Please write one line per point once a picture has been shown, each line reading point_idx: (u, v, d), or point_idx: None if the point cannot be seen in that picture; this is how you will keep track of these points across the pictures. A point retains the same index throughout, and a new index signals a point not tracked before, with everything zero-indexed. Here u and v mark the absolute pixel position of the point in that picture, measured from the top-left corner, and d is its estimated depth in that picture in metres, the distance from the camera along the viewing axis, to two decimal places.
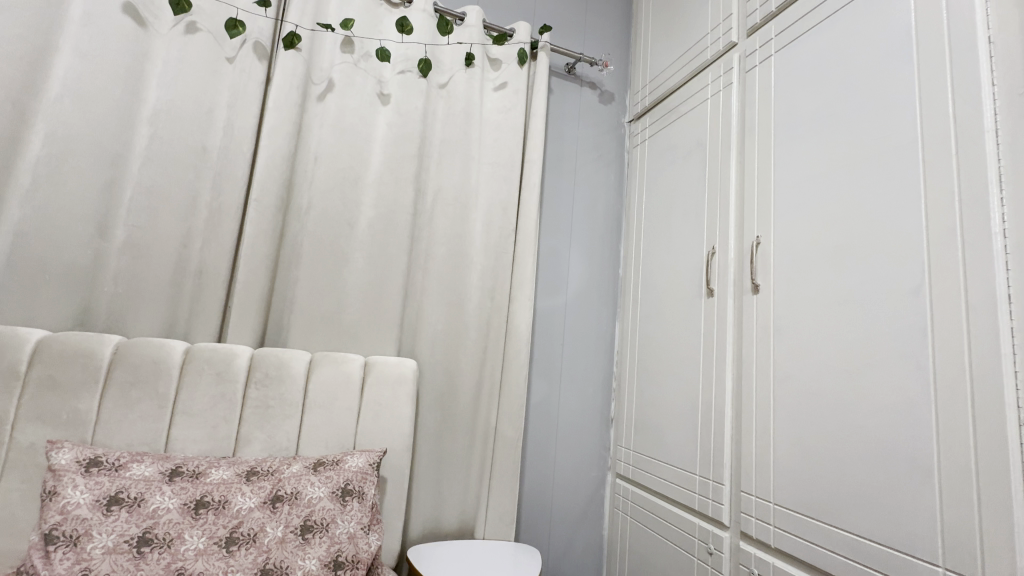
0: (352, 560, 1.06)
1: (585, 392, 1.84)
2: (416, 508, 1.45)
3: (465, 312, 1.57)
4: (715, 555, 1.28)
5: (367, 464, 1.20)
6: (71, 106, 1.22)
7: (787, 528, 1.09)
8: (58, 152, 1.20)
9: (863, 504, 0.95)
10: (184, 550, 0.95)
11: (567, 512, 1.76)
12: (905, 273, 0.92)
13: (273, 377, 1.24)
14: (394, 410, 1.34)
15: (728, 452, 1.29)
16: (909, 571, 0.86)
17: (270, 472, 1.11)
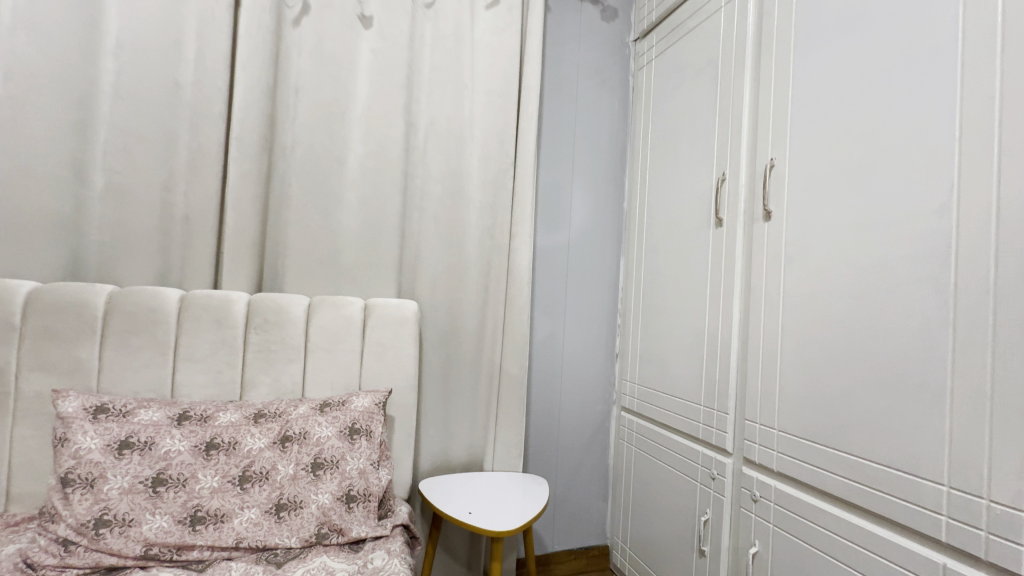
0: (365, 493, 1.09)
1: (589, 329, 1.84)
2: (426, 444, 1.49)
3: (465, 251, 1.53)
4: (718, 480, 1.31)
5: (373, 403, 1.21)
6: (27, 39, 1.13)
7: (791, 453, 1.11)
8: (22, 92, 1.12)
9: (869, 428, 0.94)
10: (199, 489, 0.98)
11: (574, 444, 1.81)
12: (932, 191, 0.86)
13: (273, 321, 1.23)
14: (398, 351, 1.34)
15: (733, 382, 1.29)
16: (912, 490, 0.87)
17: (278, 414, 1.13)
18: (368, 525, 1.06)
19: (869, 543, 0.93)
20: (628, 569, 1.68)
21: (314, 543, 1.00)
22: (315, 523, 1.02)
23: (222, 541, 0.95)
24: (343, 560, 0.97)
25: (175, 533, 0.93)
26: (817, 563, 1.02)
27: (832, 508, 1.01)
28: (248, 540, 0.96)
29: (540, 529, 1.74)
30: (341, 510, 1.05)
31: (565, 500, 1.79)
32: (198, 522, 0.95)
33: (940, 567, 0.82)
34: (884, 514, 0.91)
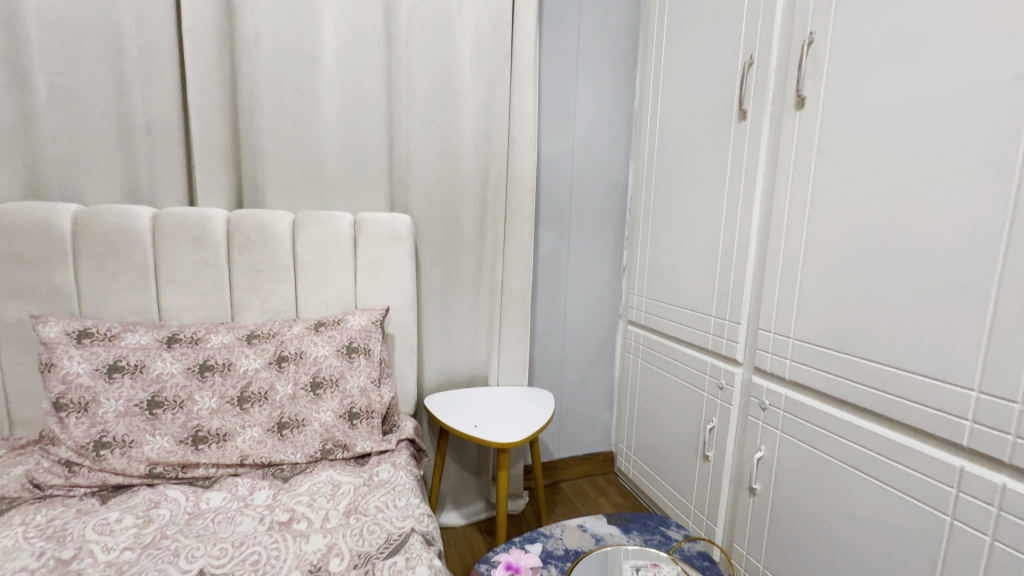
0: (367, 410, 1.07)
1: (596, 243, 1.75)
2: (429, 362, 1.47)
3: (461, 160, 1.40)
4: (725, 389, 1.30)
5: (370, 322, 1.16)
6: None
7: (805, 361, 1.07)
8: None
9: (894, 334, 0.89)
10: (197, 410, 0.96)
11: (579, 359, 1.80)
12: (1009, 57, 0.71)
13: (257, 240, 1.15)
14: (393, 268, 1.27)
15: (748, 292, 1.23)
16: (936, 396, 0.82)
17: (271, 335, 1.09)
18: (373, 440, 1.06)
19: (883, 448, 0.91)
20: (632, 473, 1.75)
21: (320, 458, 1.00)
22: (319, 440, 1.01)
23: (226, 459, 0.95)
24: (349, 472, 0.96)
25: (178, 453, 0.92)
26: (826, 467, 1.02)
27: (845, 414, 0.99)
28: (253, 457, 0.96)
29: (547, 439, 1.79)
30: (345, 427, 1.04)
31: (571, 412, 1.81)
32: (200, 441, 0.95)
33: (958, 469, 0.80)
34: (902, 419, 0.88)
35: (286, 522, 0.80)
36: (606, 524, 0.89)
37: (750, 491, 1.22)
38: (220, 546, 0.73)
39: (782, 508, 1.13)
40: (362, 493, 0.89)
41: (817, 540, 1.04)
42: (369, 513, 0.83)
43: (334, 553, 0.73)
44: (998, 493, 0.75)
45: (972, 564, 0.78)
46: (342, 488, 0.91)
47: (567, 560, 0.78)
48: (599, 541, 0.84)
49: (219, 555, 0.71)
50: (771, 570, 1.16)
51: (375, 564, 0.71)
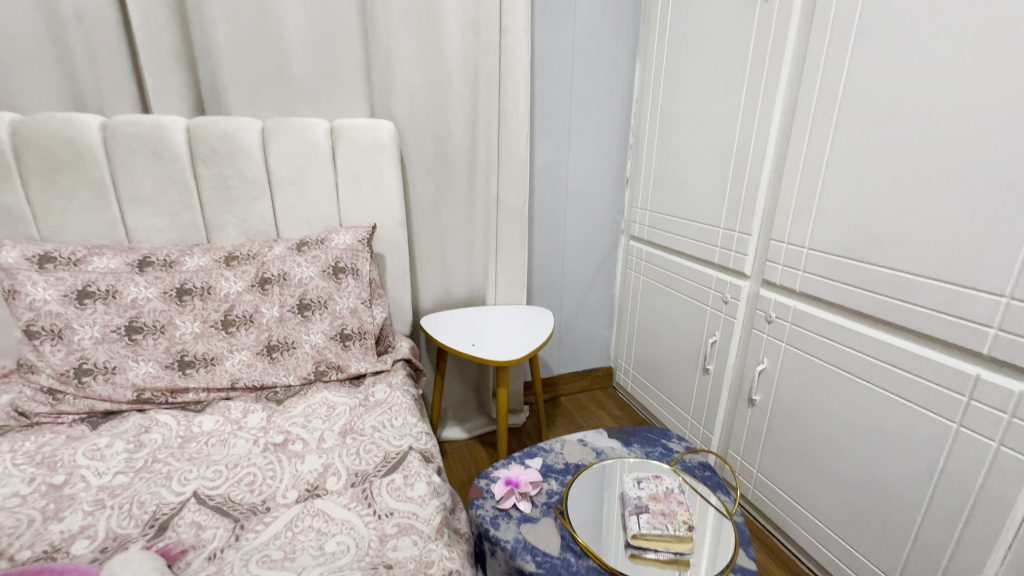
0: (359, 331, 1.03)
1: (597, 153, 1.62)
2: (424, 282, 1.41)
3: (446, 57, 1.24)
4: (730, 304, 1.26)
5: (356, 240, 1.09)
6: None
7: (819, 272, 1.01)
8: None
9: (923, 239, 0.82)
10: (180, 334, 0.92)
11: (579, 277, 1.75)
12: None
13: (223, 152, 1.03)
14: (378, 182, 1.17)
15: (762, 200, 1.14)
16: (959, 305, 0.78)
17: (251, 256, 1.02)
18: (368, 361, 1.03)
19: (893, 358, 0.88)
20: (631, 386, 1.77)
21: (314, 380, 0.98)
22: (312, 362, 0.98)
23: (216, 383, 0.92)
24: (344, 393, 0.94)
25: (165, 378, 0.89)
26: (830, 377, 1.01)
27: (856, 326, 0.95)
28: (244, 380, 0.93)
29: (546, 356, 1.79)
30: (337, 348, 1.00)
31: (571, 330, 1.80)
32: (187, 366, 0.91)
33: (973, 377, 0.77)
34: (919, 329, 0.84)
35: (281, 443, 0.79)
36: (607, 438, 0.88)
37: (749, 402, 1.23)
38: (213, 468, 0.72)
39: (781, 417, 1.14)
40: (359, 413, 0.87)
41: (815, 446, 1.05)
42: (366, 433, 0.82)
43: (330, 472, 0.72)
44: (1011, 399, 0.73)
45: (972, 467, 0.78)
46: (337, 409, 0.89)
47: (568, 474, 0.77)
48: (600, 455, 0.83)
49: (213, 477, 0.70)
50: (766, 474, 1.19)
51: (372, 482, 0.70)
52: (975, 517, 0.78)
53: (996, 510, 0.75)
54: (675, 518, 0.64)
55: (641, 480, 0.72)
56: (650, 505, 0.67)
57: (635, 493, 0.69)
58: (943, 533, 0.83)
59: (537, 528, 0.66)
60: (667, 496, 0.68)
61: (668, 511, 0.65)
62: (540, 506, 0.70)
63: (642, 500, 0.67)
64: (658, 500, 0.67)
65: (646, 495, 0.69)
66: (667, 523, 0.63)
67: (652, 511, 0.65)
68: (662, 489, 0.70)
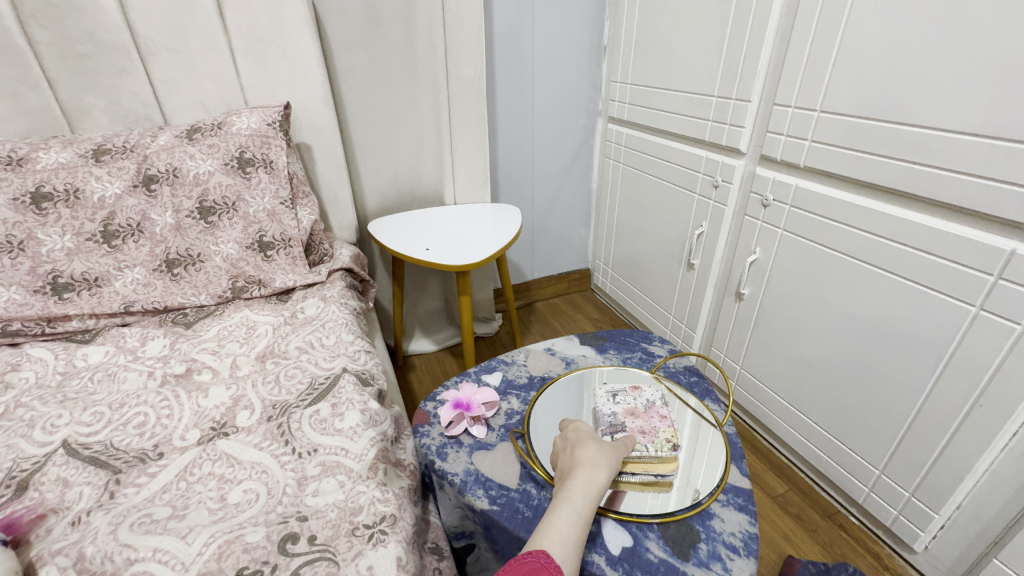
0: (282, 238, 0.86)
1: (568, 13, 1.34)
2: (368, 179, 1.21)
3: None
4: (720, 188, 1.10)
5: (264, 124, 0.87)
6: None
7: (830, 139, 0.84)
8: None
9: (970, 83, 0.65)
10: (47, 252, 0.73)
11: (551, 169, 1.55)
12: None
13: (60, 4, 0.76)
14: (288, 48, 0.92)
15: (766, 54, 0.94)
16: (1003, 164, 0.63)
17: (128, 149, 0.80)
18: (297, 273, 0.87)
19: (909, 237, 0.76)
20: (609, 288, 1.67)
21: (231, 298, 0.82)
22: (226, 277, 0.82)
23: (104, 307, 0.75)
24: (268, 311, 0.79)
25: (35, 306, 0.72)
26: (831, 263, 0.89)
27: (868, 202, 0.81)
28: (141, 303, 0.77)
29: (518, 260, 1.65)
30: (256, 260, 0.84)
31: (544, 230, 1.64)
32: (64, 289, 0.74)
33: (1007, 253, 0.65)
34: (947, 199, 0.70)
35: (184, 374, 0.65)
36: (578, 344, 0.77)
37: (736, 297, 1.12)
38: (93, 410, 0.58)
39: (770, 311, 1.04)
40: (283, 333, 0.73)
41: (807, 339, 0.96)
42: (290, 356, 0.68)
43: (242, 406, 0.59)
44: None
45: (986, 353, 0.69)
46: (258, 329, 0.74)
47: (531, 390, 0.66)
48: (569, 365, 0.72)
49: (91, 421, 0.56)
50: (749, 370, 1.13)
51: (292, 414, 0.57)
52: (980, 406, 0.71)
53: (1004, 398, 0.68)
54: (657, 437, 0.56)
55: (618, 392, 0.63)
56: (627, 422, 0.58)
57: (610, 408, 0.60)
58: (940, 423, 0.76)
59: (491, 457, 0.56)
60: (647, 411, 0.60)
61: (650, 430, 0.57)
62: (497, 429, 0.60)
63: (618, 417, 0.58)
64: (637, 417, 0.58)
65: (622, 410, 0.60)
66: (647, 443, 0.55)
67: (630, 429, 0.57)
68: (641, 402, 0.61)
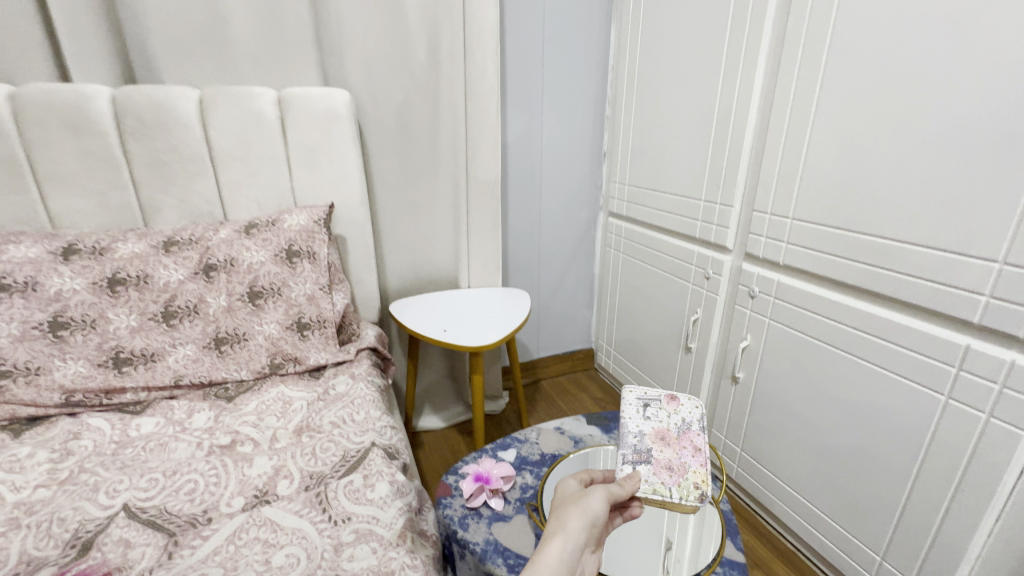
0: (319, 319, 0.96)
1: (572, 124, 1.55)
2: (391, 265, 1.34)
3: (405, 16, 1.14)
4: (712, 279, 1.22)
5: (312, 221, 1.00)
6: None
7: (802, 242, 0.97)
8: None
9: (913, 205, 0.77)
10: (114, 329, 0.83)
11: (557, 256, 1.68)
12: None
13: (153, 124, 0.92)
14: (334, 156, 1.08)
15: (743, 169, 1.09)
16: (949, 270, 0.74)
17: (193, 240, 0.93)
18: (329, 351, 0.95)
19: (880, 330, 0.85)
20: (613, 367, 1.74)
21: (269, 374, 0.90)
22: (266, 354, 0.90)
23: (157, 380, 0.83)
24: (303, 387, 0.87)
25: (97, 378, 0.80)
26: (816, 351, 0.97)
27: (842, 298, 0.92)
28: (190, 377, 0.85)
29: (525, 339, 1.73)
30: (294, 339, 0.93)
31: (550, 311, 1.75)
32: (123, 363, 0.83)
33: (962, 348, 0.74)
34: (907, 299, 0.80)
35: (229, 445, 0.71)
36: (584, 424, 0.83)
37: (732, 380, 1.20)
38: (149, 476, 0.64)
39: (765, 394, 1.11)
40: (317, 409, 0.80)
41: (800, 422, 1.02)
42: (324, 430, 0.75)
43: (282, 475, 0.65)
44: (1004, 369, 0.70)
45: (961, 440, 0.75)
46: (294, 404, 0.81)
47: (543, 466, 0.72)
48: (578, 444, 0.78)
49: (148, 486, 0.62)
50: (750, 452, 1.17)
51: (329, 484, 0.64)
52: (963, 490, 0.76)
53: (984, 483, 0.73)
54: (685, 479, 0.63)
55: (650, 406, 0.72)
56: (655, 451, 0.66)
57: (638, 427, 0.69)
58: (930, 508, 0.80)
59: (509, 528, 0.61)
60: (678, 445, 0.67)
61: (678, 466, 0.64)
62: (513, 502, 0.66)
63: (645, 441, 0.67)
64: (666, 445, 0.67)
65: (651, 431, 0.68)
66: (672, 486, 0.62)
67: (656, 465, 0.64)
68: (672, 425, 0.69)
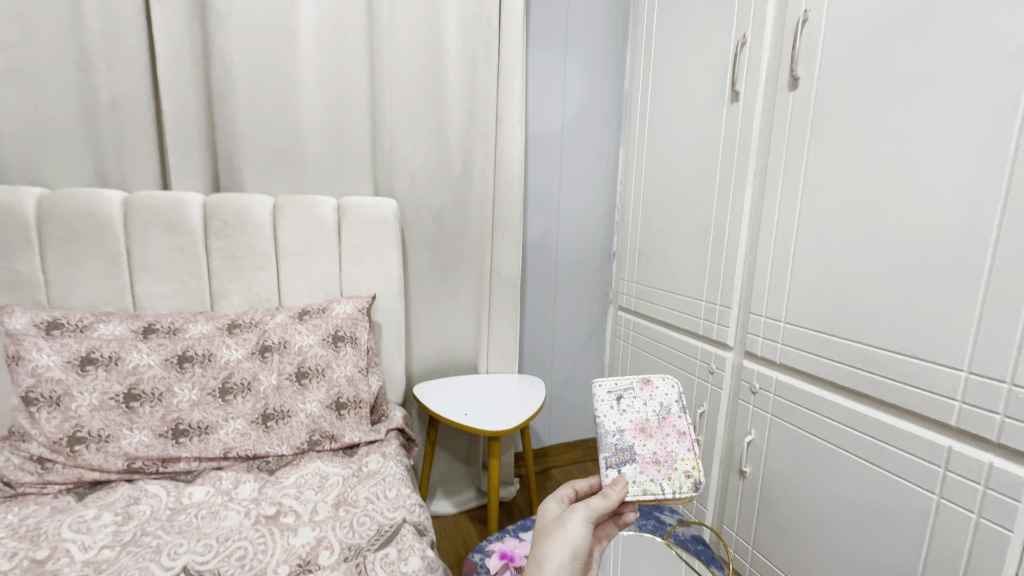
0: (355, 400, 1.05)
1: (585, 227, 1.74)
2: (417, 349, 1.45)
3: (446, 140, 1.36)
4: (716, 374, 1.31)
5: (356, 310, 1.14)
6: None
7: (795, 344, 1.07)
8: None
9: (886, 316, 0.89)
10: (177, 402, 0.93)
11: (569, 345, 1.79)
12: (1004, 32, 0.70)
13: (234, 225, 1.10)
14: (379, 253, 1.24)
15: (738, 276, 1.23)
16: (923, 377, 0.83)
17: (253, 323, 1.05)
18: (362, 430, 1.03)
19: (871, 429, 0.92)
20: None
21: (307, 450, 0.97)
22: (306, 431, 0.99)
23: (209, 452, 0.91)
24: (337, 464, 0.94)
25: (157, 447, 0.89)
26: (816, 448, 1.03)
27: (835, 397, 1.00)
28: (237, 450, 0.93)
29: (537, 425, 1.78)
30: (331, 417, 1.01)
31: (562, 398, 1.81)
32: (181, 435, 0.91)
33: (946, 449, 0.81)
34: (892, 401, 0.88)
35: (273, 516, 0.78)
36: None
37: (740, 474, 1.24)
38: (204, 541, 0.71)
39: (772, 490, 1.14)
40: (352, 485, 0.87)
41: (807, 519, 1.05)
42: (359, 504, 0.81)
43: (323, 546, 0.71)
44: (984, 471, 0.76)
45: (957, 540, 0.79)
46: (330, 480, 0.88)
47: None
48: None
49: (203, 551, 0.69)
50: (762, 551, 1.18)
51: (366, 556, 0.69)
52: None
53: None
54: (675, 471, 0.71)
55: (624, 399, 0.79)
56: (638, 446, 0.74)
57: (616, 424, 0.76)
58: None
59: None
60: (659, 436, 0.75)
61: (665, 458, 0.73)
62: None
63: (627, 438, 0.75)
64: (648, 437, 0.75)
65: (630, 427, 0.76)
66: (664, 483, 0.70)
67: (642, 462, 0.72)
68: (650, 414, 0.77)
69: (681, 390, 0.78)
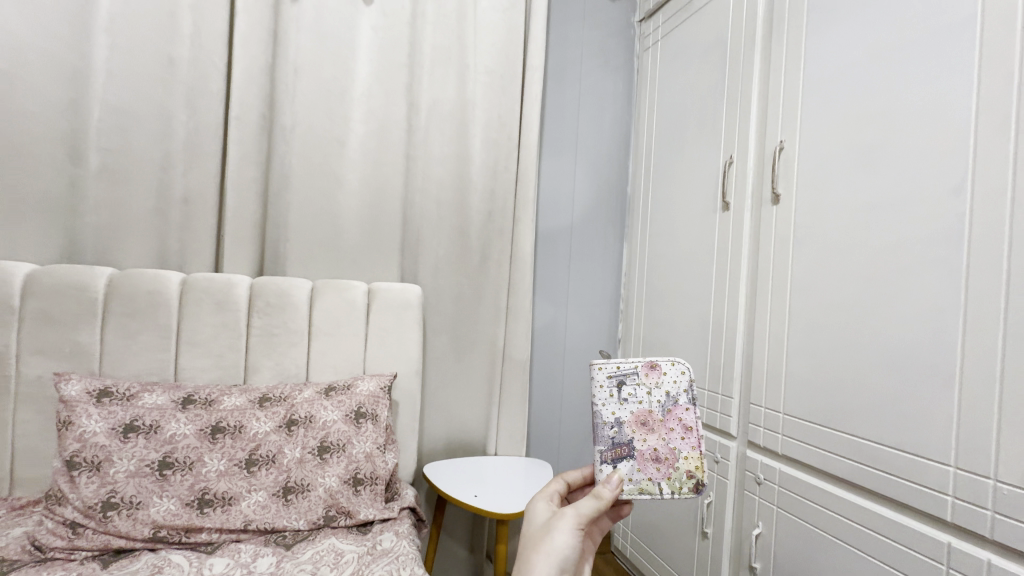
0: (371, 476, 1.08)
1: (591, 314, 1.84)
2: (429, 428, 1.49)
3: (468, 234, 1.52)
4: (721, 463, 1.34)
5: (378, 387, 1.21)
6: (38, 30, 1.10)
7: (796, 435, 1.12)
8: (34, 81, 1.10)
9: (876, 411, 0.95)
10: (206, 472, 0.97)
11: (576, 429, 1.81)
12: (944, 173, 0.85)
13: (274, 305, 1.21)
14: (401, 334, 1.34)
15: (738, 367, 1.31)
16: (915, 471, 0.88)
17: (282, 398, 1.12)
18: (376, 508, 1.06)
19: (873, 523, 0.95)
20: (631, 551, 1.71)
21: (322, 525, 1.00)
22: (323, 506, 1.01)
23: (230, 524, 0.95)
24: (351, 541, 0.96)
25: (183, 516, 0.93)
26: (822, 543, 1.04)
27: (838, 490, 1.03)
28: (257, 523, 0.96)
29: None
30: (348, 493, 1.04)
31: None
32: (206, 505, 0.95)
33: (945, 546, 0.83)
34: (891, 496, 0.92)
35: None
36: None
37: (750, 570, 1.22)
38: None
39: None
40: (366, 563, 0.89)
41: None
42: None
43: None
44: (983, 568, 0.78)
45: None
46: (345, 556, 0.90)
47: None
48: None
49: None
50: None
51: None
52: None
53: None
54: (675, 471, 0.74)
55: (627, 386, 0.78)
56: (638, 442, 0.75)
57: (615, 415, 0.76)
58: None
59: None
60: (659, 430, 0.75)
61: (666, 455, 0.74)
62: None
63: (626, 430, 0.75)
64: (649, 431, 0.75)
65: (630, 418, 0.76)
66: (661, 483, 0.73)
67: (641, 459, 0.74)
68: (654, 406, 0.77)
69: (690, 380, 0.77)
